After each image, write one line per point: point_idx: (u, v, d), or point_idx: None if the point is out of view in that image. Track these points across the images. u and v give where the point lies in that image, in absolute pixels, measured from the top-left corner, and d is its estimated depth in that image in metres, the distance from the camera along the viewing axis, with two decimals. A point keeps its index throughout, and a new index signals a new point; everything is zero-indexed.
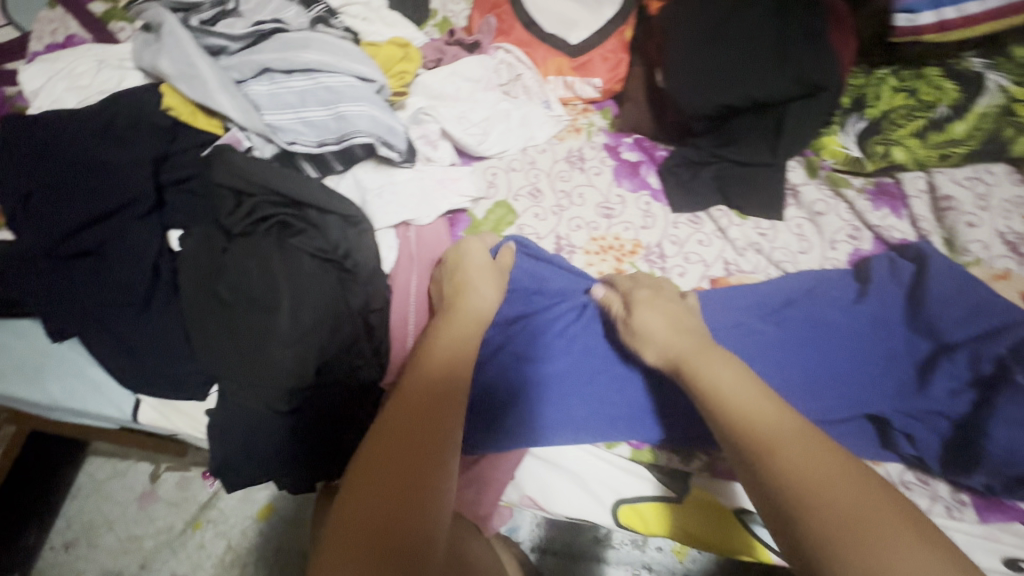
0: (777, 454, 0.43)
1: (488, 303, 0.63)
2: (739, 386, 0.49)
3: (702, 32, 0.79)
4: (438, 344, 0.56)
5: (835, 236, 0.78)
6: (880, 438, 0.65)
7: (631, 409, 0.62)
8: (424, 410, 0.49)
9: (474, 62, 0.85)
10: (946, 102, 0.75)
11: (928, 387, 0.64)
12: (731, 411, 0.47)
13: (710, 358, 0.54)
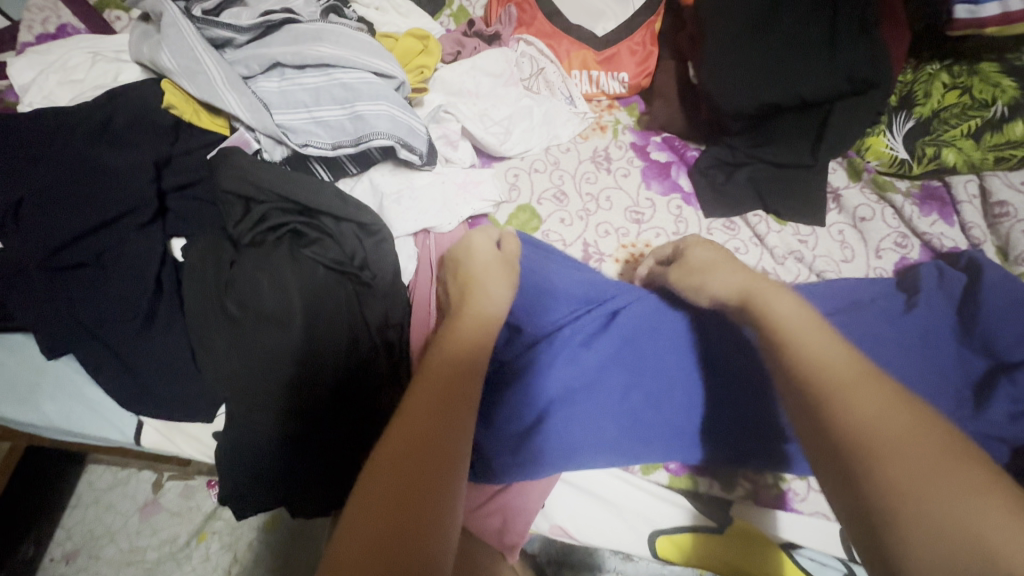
0: (853, 393, 0.34)
1: (500, 304, 0.53)
2: (812, 325, 0.40)
3: (745, 25, 0.73)
4: (460, 326, 0.48)
5: (881, 244, 0.73)
6: None
7: (675, 429, 0.58)
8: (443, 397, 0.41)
9: (496, 54, 0.80)
10: (1003, 101, 0.69)
11: (984, 410, 0.57)
12: (801, 346, 0.38)
13: (783, 295, 0.45)
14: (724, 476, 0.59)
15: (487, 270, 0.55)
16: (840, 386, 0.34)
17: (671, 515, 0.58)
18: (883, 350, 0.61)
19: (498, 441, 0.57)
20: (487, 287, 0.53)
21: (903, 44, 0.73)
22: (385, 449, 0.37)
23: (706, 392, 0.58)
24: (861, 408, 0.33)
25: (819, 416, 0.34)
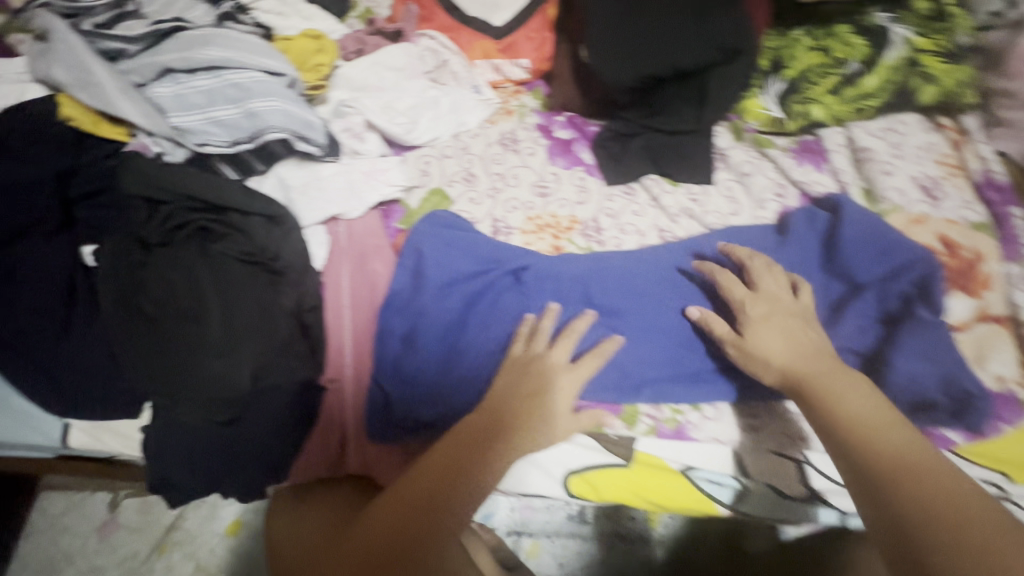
0: (905, 488, 0.48)
1: (545, 420, 0.57)
2: (877, 415, 0.53)
3: (621, 7, 0.79)
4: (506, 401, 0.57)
5: (763, 195, 0.80)
6: None
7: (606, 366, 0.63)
8: (445, 500, 0.50)
9: (397, 51, 0.84)
10: (856, 58, 0.79)
11: (838, 325, 0.67)
12: (862, 440, 0.51)
13: (851, 384, 0.56)
14: (627, 414, 0.63)
15: (529, 371, 0.58)
16: (888, 483, 0.48)
17: (581, 458, 0.62)
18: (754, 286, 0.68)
19: (412, 395, 0.61)
20: (528, 397, 0.57)
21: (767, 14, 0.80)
22: (419, 475, 0.52)
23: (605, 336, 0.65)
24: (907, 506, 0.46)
25: (875, 501, 0.48)
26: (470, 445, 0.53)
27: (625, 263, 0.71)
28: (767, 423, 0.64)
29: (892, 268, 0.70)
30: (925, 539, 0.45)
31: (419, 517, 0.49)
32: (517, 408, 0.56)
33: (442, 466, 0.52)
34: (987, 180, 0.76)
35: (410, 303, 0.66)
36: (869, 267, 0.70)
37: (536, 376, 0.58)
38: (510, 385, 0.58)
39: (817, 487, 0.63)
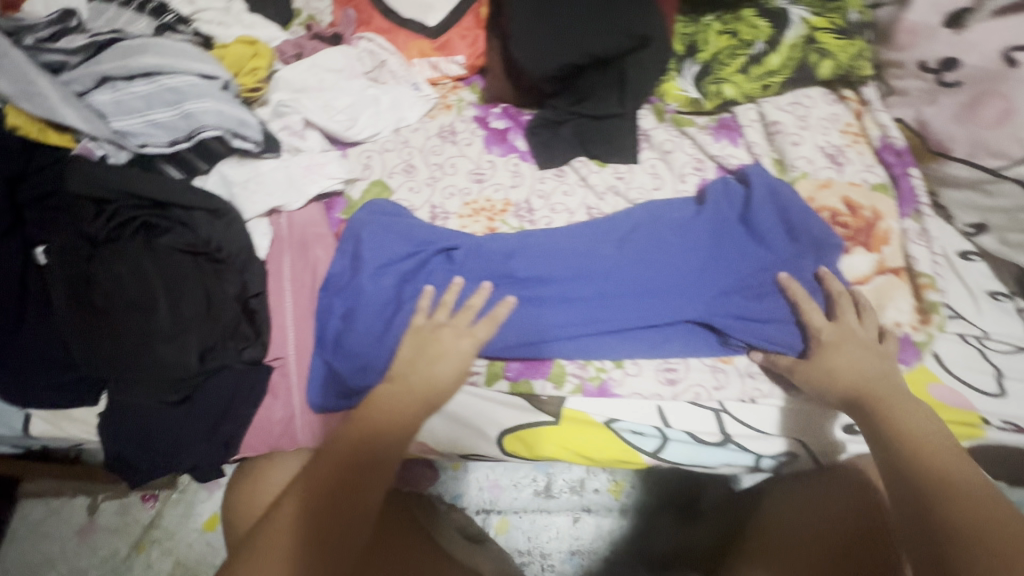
0: (956, 499, 0.51)
1: (441, 387, 0.61)
2: (937, 436, 0.57)
3: (537, 3, 0.84)
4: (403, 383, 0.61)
5: (684, 170, 0.85)
6: (708, 339, 0.70)
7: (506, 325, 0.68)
8: (366, 477, 0.55)
9: (334, 52, 0.89)
10: (761, 39, 0.84)
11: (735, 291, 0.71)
12: (921, 456, 0.55)
13: (906, 402, 0.60)
14: (554, 375, 0.69)
15: (432, 341, 0.63)
16: (940, 495, 0.52)
17: (513, 415, 0.68)
18: (667, 256, 0.73)
19: (353, 369, 0.65)
20: (429, 370, 0.61)
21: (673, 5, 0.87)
22: (330, 452, 0.56)
23: (535, 305, 0.70)
24: (960, 516, 0.50)
25: (925, 506, 0.52)
26: (379, 426, 0.58)
27: (564, 235, 0.74)
28: (684, 376, 0.69)
29: (795, 235, 0.74)
30: (966, 545, 0.48)
31: (334, 492, 0.54)
32: (420, 379, 0.61)
33: (351, 445, 0.56)
34: (885, 146, 0.83)
35: (342, 285, 0.70)
36: (777, 234, 0.74)
37: (437, 348, 0.63)
38: (412, 358, 0.62)
39: (729, 430, 0.69)
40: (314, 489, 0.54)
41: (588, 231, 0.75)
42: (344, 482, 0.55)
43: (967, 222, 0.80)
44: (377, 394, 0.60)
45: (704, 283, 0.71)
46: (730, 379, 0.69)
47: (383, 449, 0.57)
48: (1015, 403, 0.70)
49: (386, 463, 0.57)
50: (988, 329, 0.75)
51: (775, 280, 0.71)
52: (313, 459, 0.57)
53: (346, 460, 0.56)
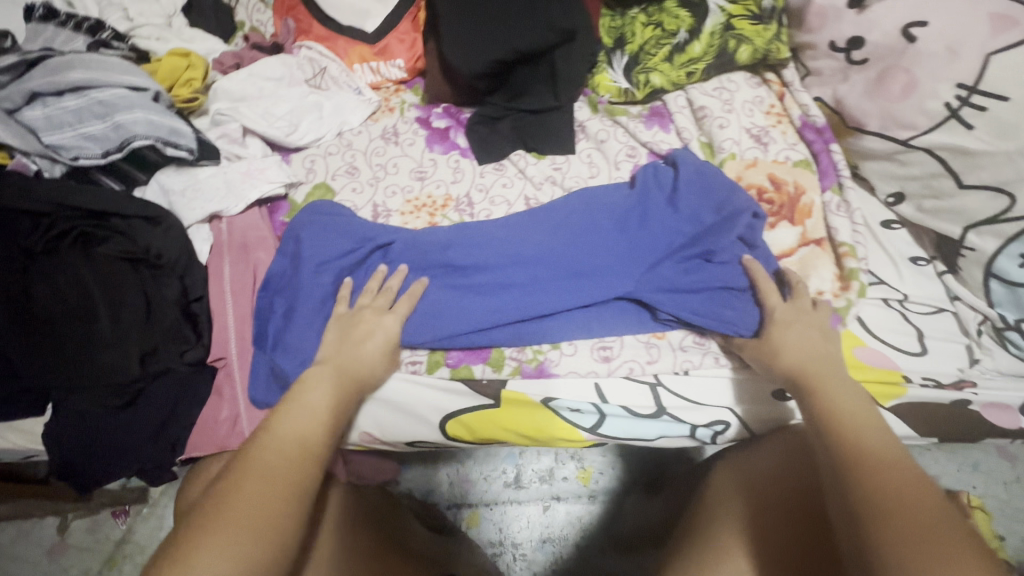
0: (875, 478, 0.49)
1: (371, 364, 0.63)
2: (864, 414, 0.56)
3: (464, 5, 0.87)
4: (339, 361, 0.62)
5: (617, 157, 0.88)
6: (639, 315, 0.73)
7: (418, 312, 0.70)
8: (307, 459, 0.52)
9: (273, 61, 0.91)
10: (683, 28, 0.87)
11: (661, 266, 0.73)
12: (848, 434, 0.54)
13: (836, 381, 0.59)
14: (494, 359, 0.71)
15: (354, 325, 0.66)
16: (863, 472, 0.50)
17: (455, 401, 0.70)
18: (599, 237, 0.75)
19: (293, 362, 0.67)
20: (353, 352, 0.63)
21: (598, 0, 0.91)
22: (269, 438, 0.53)
23: (470, 290, 0.72)
24: (883, 496, 0.48)
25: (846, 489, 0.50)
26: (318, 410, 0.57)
27: (493, 225, 0.77)
28: (618, 352, 0.72)
29: (725, 211, 0.75)
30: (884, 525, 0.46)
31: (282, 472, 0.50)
32: (347, 364, 0.62)
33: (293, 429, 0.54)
34: (806, 124, 0.88)
35: (282, 286, 0.72)
36: (705, 213, 0.76)
37: (361, 329, 0.65)
38: (337, 344, 0.64)
39: (664, 403, 0.71)
40: (238, 482, 0.49)
41: (520, 219, 0.78)
42: (272, 472, 0.50)
43: (887, 192, 0.84)
44: (302, 387, 0.58)
45: (633, 260, 0.73)
46: (662, 353, 0.72)
47: (313, 440, 0.54)
48: (936, 360, 0.74)
49: (316, 454, 0.53)
50: (908, 292, 0.79)
51: (699, 253, 0.74)
52: (235, 458, 0.52)
53: (274, 449, 0.51)
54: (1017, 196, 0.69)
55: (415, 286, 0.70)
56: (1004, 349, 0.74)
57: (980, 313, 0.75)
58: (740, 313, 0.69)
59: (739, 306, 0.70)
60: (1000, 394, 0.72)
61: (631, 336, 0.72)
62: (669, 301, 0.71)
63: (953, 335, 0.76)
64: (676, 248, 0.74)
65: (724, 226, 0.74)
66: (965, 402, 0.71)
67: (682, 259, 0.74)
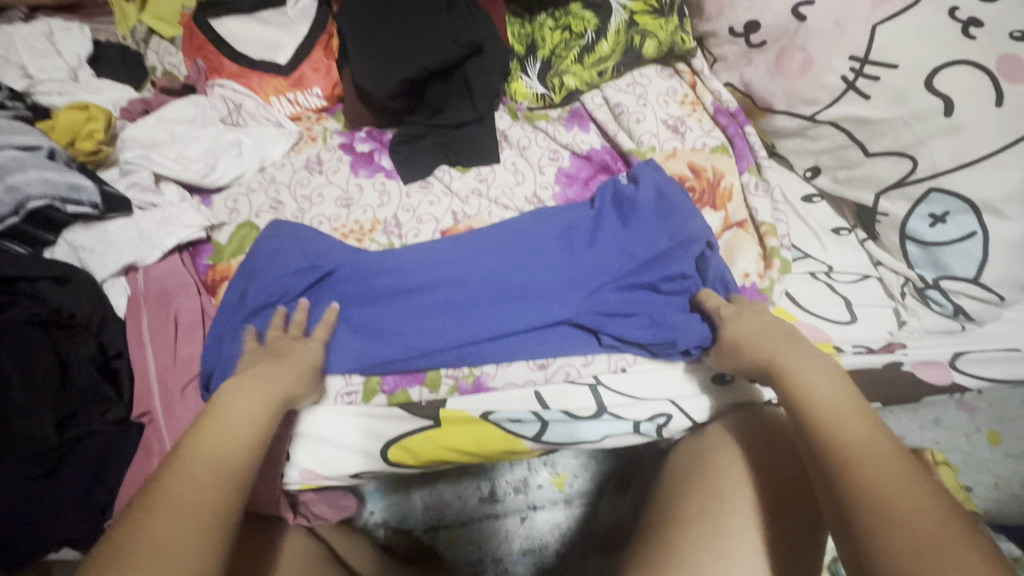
0: (872, 471, 0.48)
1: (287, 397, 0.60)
2: (842, 396, 0.55)
3: (365, 30, 0.86)
4: (262, 373, 0.60)
5: (541, 162, 0.89)
6: (581, 341, 0.72)
7: (335, 338, 0.72)
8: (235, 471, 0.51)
9: (183, 104, 0.90)
10: (590, 29, 0.88)
11: (605, 292, 0.73)
12: (831, 428, 0.52)
13: (819, 369, 0.58)
14: (430, 380, 0.71)
15: (281, 349, 0.66)
16: (859, 467, 0.49)
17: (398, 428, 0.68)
18: (544, 258, 0.76)
19: None
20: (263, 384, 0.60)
21: (500, 9, 0.91)
22: (194, 454, 0.51)
23: (409, 311, 0.74)
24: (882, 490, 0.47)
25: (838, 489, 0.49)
26: (243, 421, 0.55)
27: (430, 252, 0.79)
28: (553, 359, 0.72)
29: (679, 236, 0.75)
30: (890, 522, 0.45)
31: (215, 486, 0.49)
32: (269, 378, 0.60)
33: (221, 446, 0.52)
34: (718, 110, 0.89)
35: (225, 336, 0.71)
36: (659, 238, 0.76)
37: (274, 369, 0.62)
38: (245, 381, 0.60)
39: (605, 401, 0.71)
40: (139, 519, 0.45)
41: (458, 261, 0.77)
42: (185, 509, 0.47)
43: (804, 167, 0.85)
44: (210, 415, 0.55)
45: (576, 290, 0.73)
46: (597, 354, 0.72)
47: (238, 455, 0.52)
48: (865, 327, 0.76)
49: (243, 471, 0.52)
50: (832, 264, 0.80)
51: (649, 278, 0.74)
52: (153, 481, 0.49)
53: (185, 484, 0.49)
54: (918, 159, 0.71)
55: (328, 314, 0.72)
56: (929, 308, 0.75)
57: (902, 276, 0.77)
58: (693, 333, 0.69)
59: (683, 327, 0.69)
60: (928, 352, 0.73)
61: (576, 362, 0.72)
62: (618, 333, 0.71)
63: (879, 300, 0.78)
64: (627, 274, 0.74)
65: (678, 251, 0.74)
66: (897, 364, 0.73)
67: (638, 294, 0.73)
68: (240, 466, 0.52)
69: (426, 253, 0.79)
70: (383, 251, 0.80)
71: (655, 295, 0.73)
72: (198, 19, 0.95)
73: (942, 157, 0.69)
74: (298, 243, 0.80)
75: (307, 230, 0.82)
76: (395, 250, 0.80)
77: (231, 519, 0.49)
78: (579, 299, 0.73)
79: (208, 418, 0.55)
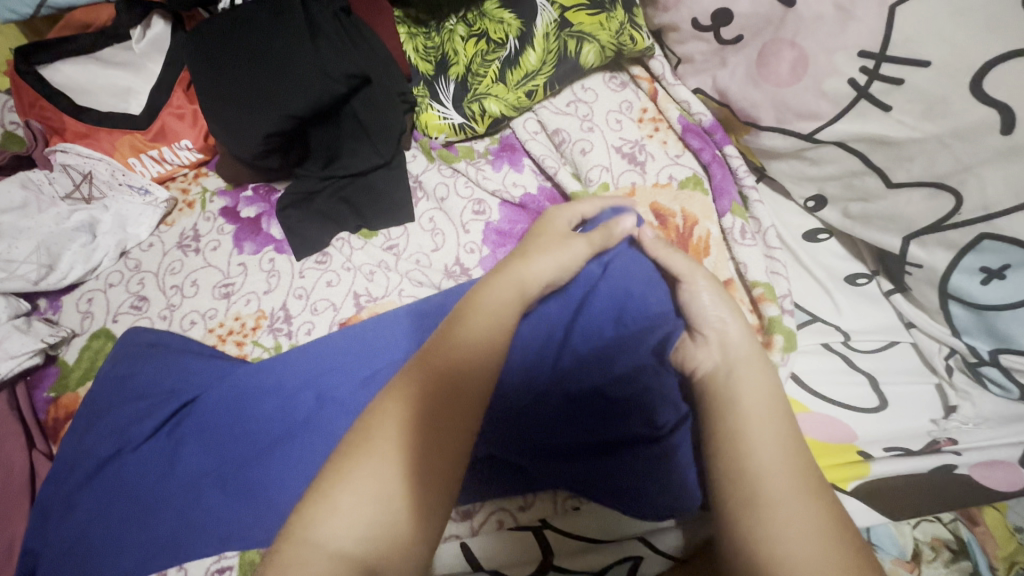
0: (779, 508, 0.39)
1: (550, 279, 0.52)
2: (770, 403, 0.45)
3: (213, 64, 0.68)
4: (528, 261, 0.52)
5: (463, 217, 0.70)
6: (507, 479, 0.56)
7: (194, 506, 0.55)
8: (462, 393, 0.42)
9: (7, 185, 0.71)
10: (512, 35, 0.68)
11: (542, 404, 0.54)
12: (746, 437, 0.43)
13: (748, 366, 0.47)
14: None
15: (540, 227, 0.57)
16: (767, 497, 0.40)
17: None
18: None
19: None
20: (539, 258, 0.52)
21: (391, 19, 0.74)
22: (444, 360, 0.43)
23: (289, 456, 0.56)
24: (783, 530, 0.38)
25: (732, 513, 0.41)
26: (496, 329, 0.46)
27: (322, 356, 0.60)
28: (479, 505, 0.56)
29: (628, 323, 0.55)
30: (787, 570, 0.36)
31: (452, 408, 0.41)
32: (536, 277, 0.51)
33: (457, 359, 0.43)
34: (687, 127, 0.70)
35: (57, 508, 0.56)
36: (606, 321, 0.56)
37: (556, 219, 0.58)
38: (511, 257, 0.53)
39: (556, 550, 0.54)
40: (374, 423, 0.40)
41: (353, 376, 0.59)
42: (437, 423, 0.40)
43: (805, 196, 0.65)
44: (483, 290, 0.49)
45: (502, 408, 0.54)
46: (538, 494, 0.56)
47: (484, 362, 0.44)
48: (896, 417, 0.58)
49: (477, 393, 0.42)
50: (849, 329, 0.63)
51: (598, 385, 0.54)
52: (419, 359, 0.44)
53: (435, 388, 0.41)
54: (962, 192, 0.50)
55: (163, 470, 0.56)
56: (986, 389, 0.56)
57: (945, 344, 0.58)
58: (663, 486, 0.50)
59: (650, 473, 0.51)
60: (985, 449, 0.54)
61: (512, 507, 0.56)
62: (561, 475, 0.53)
63: (913, 376, 0.60)
64: (562, 377, 0.55)
65: (631, 348, 0.54)
66: (946, 469, 0.53)
67: (587, 410, 0.53)
68: (490, 377, 0.44)
69: (313, 362, 0.60)
70: (264, 361, 0.60)
71: (609, 408, 0.53)
72: (21, 67, 0.74)
73: (998, 191, 0.48)
74: (157, 362, 0.62)
75: (172, 335, 0.65)
76: (276, 357, 0.60)
77: (463, 446, 0.40)
78: (508, 426, 0.54)
79: (460, 313, 0.47)
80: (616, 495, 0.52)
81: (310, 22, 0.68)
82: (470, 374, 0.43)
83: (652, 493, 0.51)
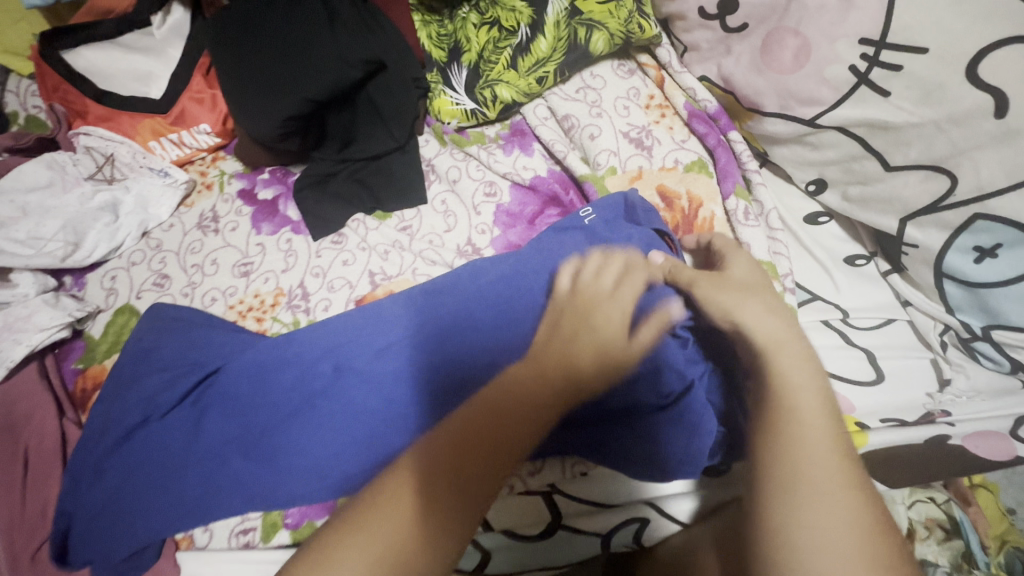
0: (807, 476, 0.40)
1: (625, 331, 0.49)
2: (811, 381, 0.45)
3: (235, 49, 0.70)
4: (596, 314, 0.49)
5: (474, 200, 0.72)
6: None
7: (218, 471, 0.57)
8: (497, 450, 0.39)
9: (34, 166, 0.74)
10: (524, 22, 0.70)
11: None
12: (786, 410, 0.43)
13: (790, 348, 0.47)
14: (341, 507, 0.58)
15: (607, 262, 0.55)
16: (803, 476, 0.40)
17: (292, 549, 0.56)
18: (472, 338, 0.59)
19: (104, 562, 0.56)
20: (613, 317, 0.49)
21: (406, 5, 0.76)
22: (494, 411, 0.41)
23: (309, 424, 0.58)
24: (821, 510, 0.39)
25: (760, 498, 0.41)
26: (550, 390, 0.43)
27: (340, 330, 0.62)
28: None
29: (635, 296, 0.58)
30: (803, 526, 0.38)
31: (483, 463, 0.38)
32: (595, 324, 0.48)
33: (500, 410, 0.41)
34: (693, 113, 0.72)
35: (87, 475, 0.58)
36: None
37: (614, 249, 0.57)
38: (584, 307, 0.50)
39: (562, 510, 0.57)
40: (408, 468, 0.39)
41: (369, 348, 0.61)
42: (464, 476, 0.38)
43: (806, 180, 0.67)
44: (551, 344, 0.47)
45: None
46: (547, 460, 0.59)
47: (527, 423, 0.41)
48: (894, 389, 0.61)
49: (512, 455, 0.39)
50: (848, 308, 0.65)
51: None
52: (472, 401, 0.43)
53: (474, 437, 0.39)
54: (957, 175, 0.52)
55: (188, 437, 0.59)
56: (978, 363, 0.59)
57: (939, 320, 0.61)
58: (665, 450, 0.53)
59: (654, 438, 0.53)
60: (979, 420, 0.56)
61: (523, 472, 0.58)
62: (570, 439, 0.56)
63: (910, 352, 0.63)
64: None
65: None
66: (945, 438, 0.56)
67: None
68: (530, 441, 0.40)
69: (332, 336, 0.62)
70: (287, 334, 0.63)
71: None
72: (45, 52, 0.76)
73: (992, 173, 0.50)
74: (182, 334, 0.64)
75: (195, 312, 0.67)
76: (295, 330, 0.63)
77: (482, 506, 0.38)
78: None
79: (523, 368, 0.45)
80: (618, 458, 0.54)
81: (327, 9, 0.71)
82: (510, 433, 0.40)
83: (655, 457, 0.53)
